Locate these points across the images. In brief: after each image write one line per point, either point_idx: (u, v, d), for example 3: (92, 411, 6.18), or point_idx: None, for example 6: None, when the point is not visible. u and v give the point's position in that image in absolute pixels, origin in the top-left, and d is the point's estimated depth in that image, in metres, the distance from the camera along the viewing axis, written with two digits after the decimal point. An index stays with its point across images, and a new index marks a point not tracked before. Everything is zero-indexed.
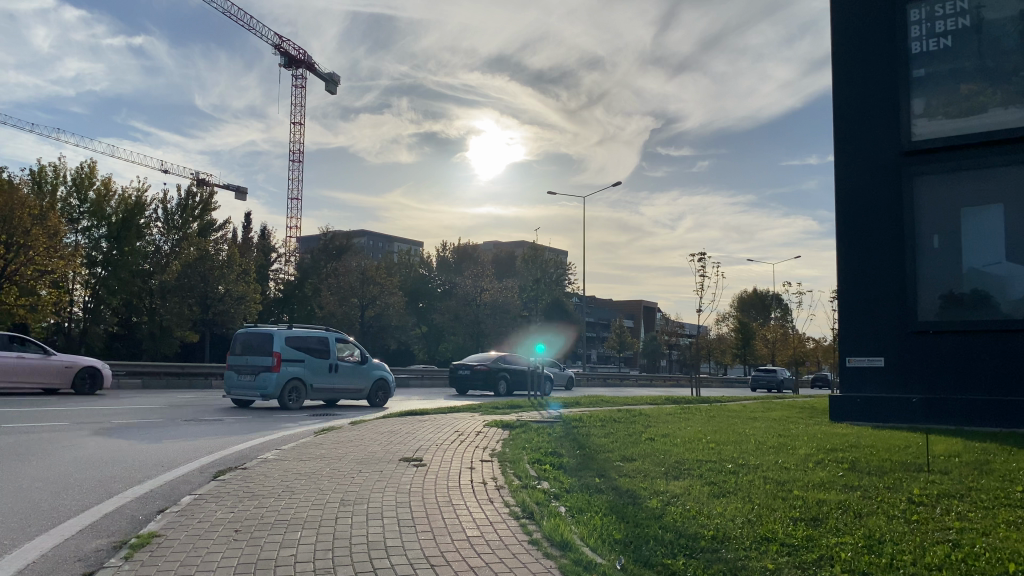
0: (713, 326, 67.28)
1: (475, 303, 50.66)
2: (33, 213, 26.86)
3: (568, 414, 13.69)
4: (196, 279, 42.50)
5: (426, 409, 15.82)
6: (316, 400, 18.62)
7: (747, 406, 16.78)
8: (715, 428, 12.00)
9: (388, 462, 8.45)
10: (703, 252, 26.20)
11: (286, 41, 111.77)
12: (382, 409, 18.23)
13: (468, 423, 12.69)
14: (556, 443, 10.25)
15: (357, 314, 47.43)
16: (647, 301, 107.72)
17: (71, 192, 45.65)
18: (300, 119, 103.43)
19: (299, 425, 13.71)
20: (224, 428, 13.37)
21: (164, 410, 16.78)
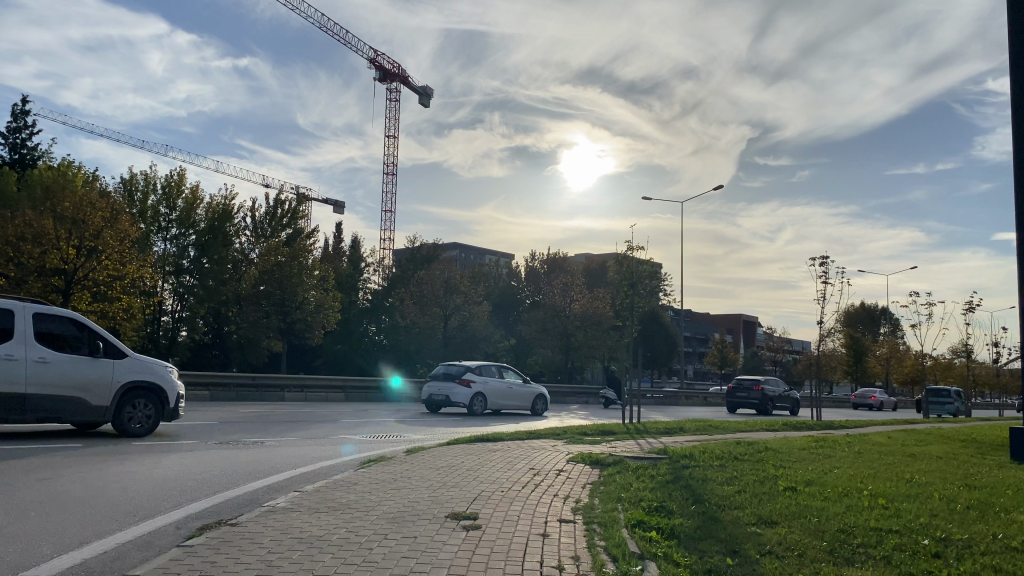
0: (821, 340, 62.72)
1: (564, 314, 48.38)
2: (104, 215, 25.70)
3: (671, 447, 11.03)
4: (274, 286, 41.55)
5: (502, 434, 13.43)
6: (382, 425, 16.57)
7: (892, 438, 13.69)
8: (869, 474, 9.14)
9: (428, 522, 6.06)
10: (824, 257, 22.98)
11: (381, 54, 112.47)
12: (452, 431, 16.00)
13: (550, 456, 10.23)
14: (662, 493, 7.65)
15: (441, 323, 46.03)
16: (747, 314, 102.77)
17: (161, 200, 45.69)
18: (393, 132, 103.55)
19: (349, 452, 11.51)
20: (262, 452, 11.31)
21: (213, 426, 14.95)
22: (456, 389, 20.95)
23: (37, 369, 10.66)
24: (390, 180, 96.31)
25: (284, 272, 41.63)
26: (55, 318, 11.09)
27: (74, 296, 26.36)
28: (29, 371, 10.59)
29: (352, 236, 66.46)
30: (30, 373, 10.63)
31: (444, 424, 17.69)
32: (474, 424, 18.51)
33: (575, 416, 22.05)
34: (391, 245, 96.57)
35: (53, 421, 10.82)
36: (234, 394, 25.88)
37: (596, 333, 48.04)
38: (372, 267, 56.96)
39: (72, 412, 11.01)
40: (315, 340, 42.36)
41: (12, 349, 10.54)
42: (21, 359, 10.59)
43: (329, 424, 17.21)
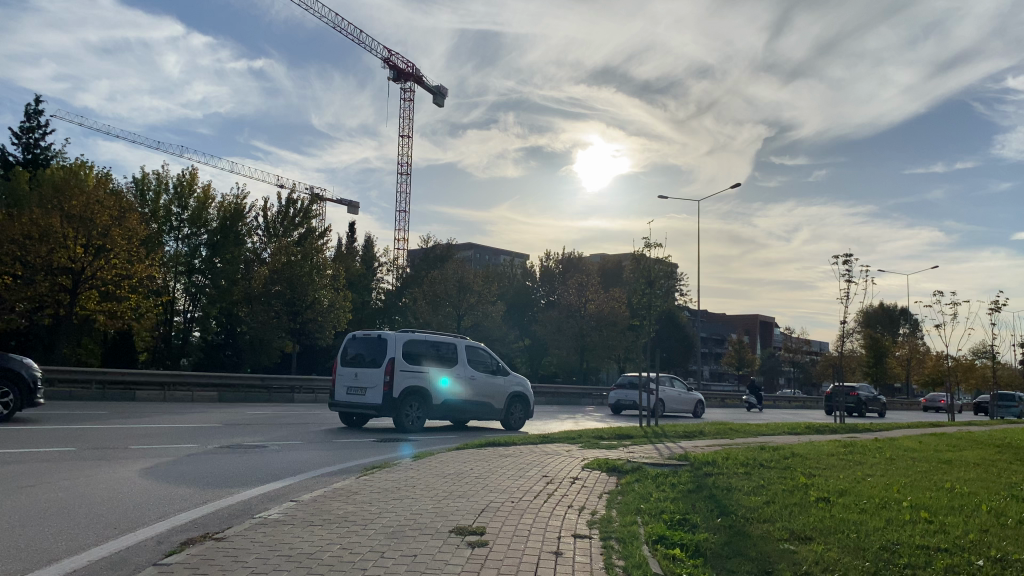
0: (841, 341, 61.78)
1: (579, 314, 47.86)
2: (112, 214, 25.45)
3: (692, 452, 10.47)
4: (285, 285, 41.21)
5: (514, 438, 12.93)
6: (391, 428, 16.07)
7: (924, 443, 13.06)
8: (905, 483, 8.54)
9: (429, 537, 5.55)
10: (848, 257, 22.32)
11: (396, 54, 112.19)
12: (464, 434, 15.51)
13: (565, 463, 9.68)
14: (685, 505, 7.09)
15: (454, 324, 45.49)
16: (764, 315, 101.72)
17: (173, 199, 45.59)
18: (408, 132, 103.29)
19: (354, 456, 11.02)
20: (264, 456, 10.85)
21: (218, 429, 14.53)
22: (642, 395, 25.71)
23: (472, 383, 15.44)
24: (403, 180, 95.98)
25: (295, 272, 41.30)
26: (421, 338, 14.89)
27: (83, 296, 26.10)
28: (468, 382, 15.34)
29: (366, 236, 66.16)
30: (470, 386, 15.38)
31: (453, 425, 17.20)
32: (486, 427, 17.99)
33: (591, 419, 21.55)
34: (406, 245, 96.22)
35: (469, 415, 15.42)
36: (242, 396, 25.48)
37: (611, 333, 47.42)
38: (385, 267, 56.55)
39: (489, 411, 15.83)
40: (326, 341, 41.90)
41: (457, 370, 15.33)
42: (462, 376, 15.36)
43: (337, 426, 16.74)
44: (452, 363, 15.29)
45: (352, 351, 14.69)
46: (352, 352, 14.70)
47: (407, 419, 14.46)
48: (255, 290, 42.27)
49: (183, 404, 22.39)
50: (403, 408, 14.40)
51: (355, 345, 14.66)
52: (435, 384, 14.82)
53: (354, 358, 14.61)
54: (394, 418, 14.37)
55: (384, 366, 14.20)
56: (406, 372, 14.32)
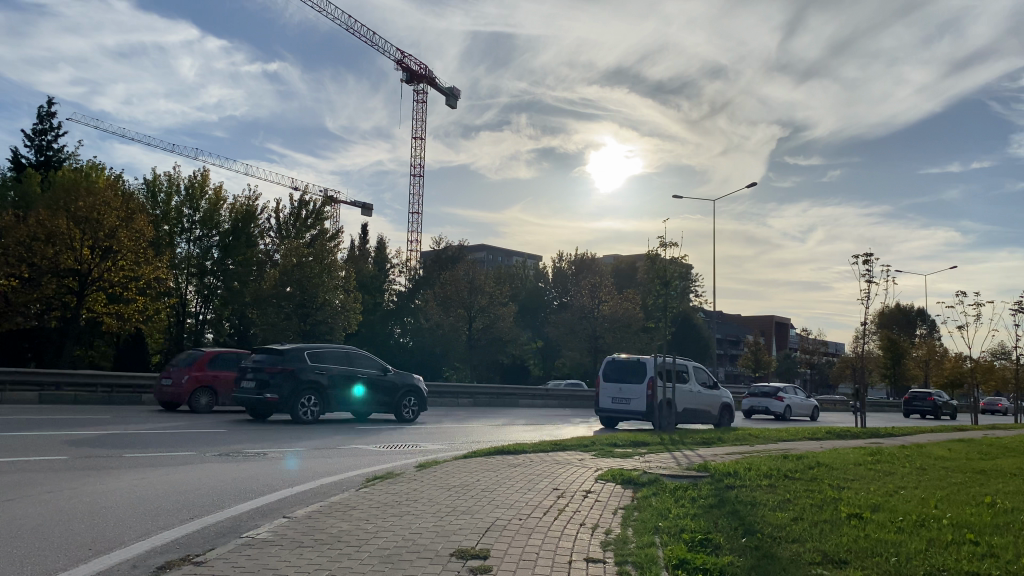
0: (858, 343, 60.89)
1: (592, 316, 47.35)
2: (119, 214, 25.15)
3: (711, 462, 9.92)
4: (294, 287, 40.88)
5: (523, 445, 12.42)
6: (398, 434, 15.59)
7: (954, 451, 12.45)
8: (941, 497, 7.98)
9: (426, 563, 5.05)
10: (870, 256, 21.72)
11: (409, 56, 112.05)
12: (471, 439, 15.01)
13: (577, 474, 9.17)
14: (706, 523, 6.56)
15: (465, 325, 45.06)
16: (779, 316, 100.85)
17: (184, 201, 45.28)
18: (421, 134, 103.08)
19: (357, 465, 10.55)
20: (262, 465, 10.40)
21: (220, 435, 14.11)
22: (772, 403, 29.36)
23: (701, 394, 19.30)
24: (416, 181, 95.72)
25: (305, 273, 41.02)
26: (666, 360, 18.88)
27: (91, 298, 25.87)
28: (699, 392, 19.79)
29: (378, 238, 65.90)
30: (698, 396, 19.30)
31: (462, 431, 16.76)
32: (495, 432, 17.50)
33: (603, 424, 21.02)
34: (418, 247, 95.98)
35: (700, 420, 19.29)
36: None
37: (625, 335, 46.86)
38: (398, 269, 56.19)
39: (704, 417, 19.39)
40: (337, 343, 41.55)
41: (689, 383, 19.23)
42: (693, 389, 19.24)
43: (343, 431, 16.29)
44: (686, 378, 19.24)
45: (616, 371, 18.83)
46: (614, 372, 18.84)
47: (662, 420, 18.37)
48: (266, 292, 41.97)
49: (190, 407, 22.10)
50: (660, 415, 18.48)
51: (619, 365, 18.82)
52: (680, 396, 18.79)
53: (618, 376, 18.78)
54: (653, 422, 18.53)
55: (646, 382, 18.31)
56: (662, 387, 18.47)
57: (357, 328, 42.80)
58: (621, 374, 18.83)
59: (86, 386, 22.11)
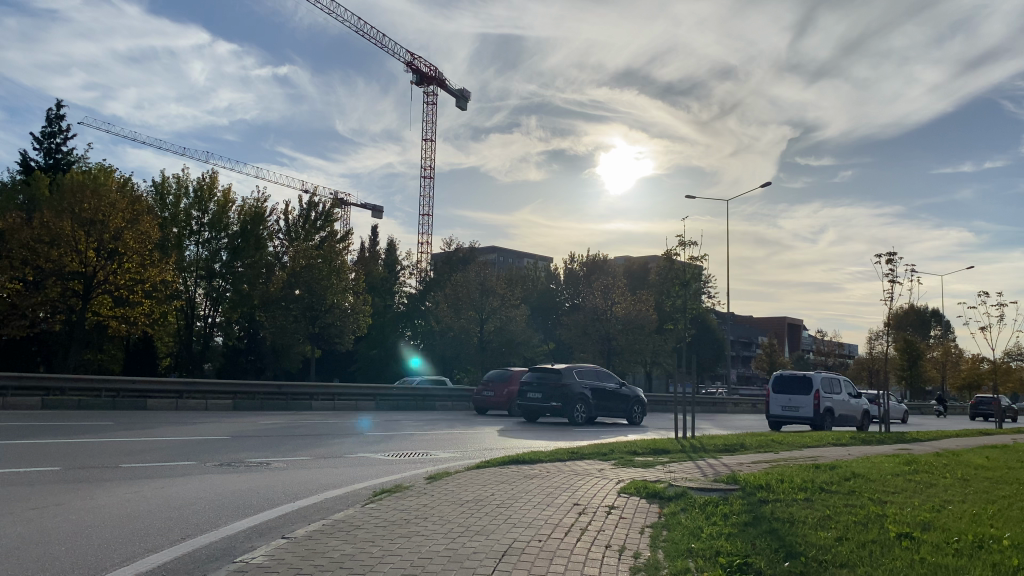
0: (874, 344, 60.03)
1: (605, 317, 46.74)
2: (125, 217, 24.78)
3: (739, 473, 9.33)
4: (303, 288, 40.43)
5: (538, 454, 11.87)
6: (408, 440, 15.09)
7: (993, 459, 11.82)
8: (994, 513, 7.37)
9: None
10: (893, 255, 21.12)
11: (419, 58, 111.70)
12: (482, 446, 14.48)
13: (598, 486, 8.62)
14: (743, 545, 5.99)
15: (476, 328, 44.57)
16: (792, 317, 99.83)
17: (193, 203, 45.06)
18: (431, 136, 102.72)
19: (365, 476, 10.03)
20: (265, 476, 9.90)
21: (224, 442, 13.64)
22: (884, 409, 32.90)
23: (846, 402, 24.12)
24: (426, 184, 95.25)
25: (314, 275, 40.56)
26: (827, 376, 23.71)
27: (97, 301, 25.54)
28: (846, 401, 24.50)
29: (388, 240, 65.51)
30: (845, 404, 24.21)
31: (474, 436, 16.24)
32: (507, 439, 16.97)
33: (619, 429, 20.44)
34: (428, 249, 95.54)
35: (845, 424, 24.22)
36: (259, 403, 24.64)
37: (638, 337, 46.24)
38: (408, 271, 55.69)
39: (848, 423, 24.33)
40: (348, 345, 41.09)
41: (839, 394, 24.02)
42: (841, 398, 24.06)
43: (351, 438, 15.79)
44: (837, 390, 23.99)
45: (787, 384, 23.54)
46: (783, 385, 23.77)
47: (828, 425, 23.15)
48: (274, 294, 41.54)
49: (196, 412, 21.67)
50: (821, 420, 23.31)
51: (785, 380, 23.72)
52: (837, 405, 23.73)
53: (787, 389, 23.51)
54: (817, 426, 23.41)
55: (814, 394, 23.15)
56: (828, 398, 23.38)
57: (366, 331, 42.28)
58: (788, 388, 23.66)
59: (91, 391, 21.75)
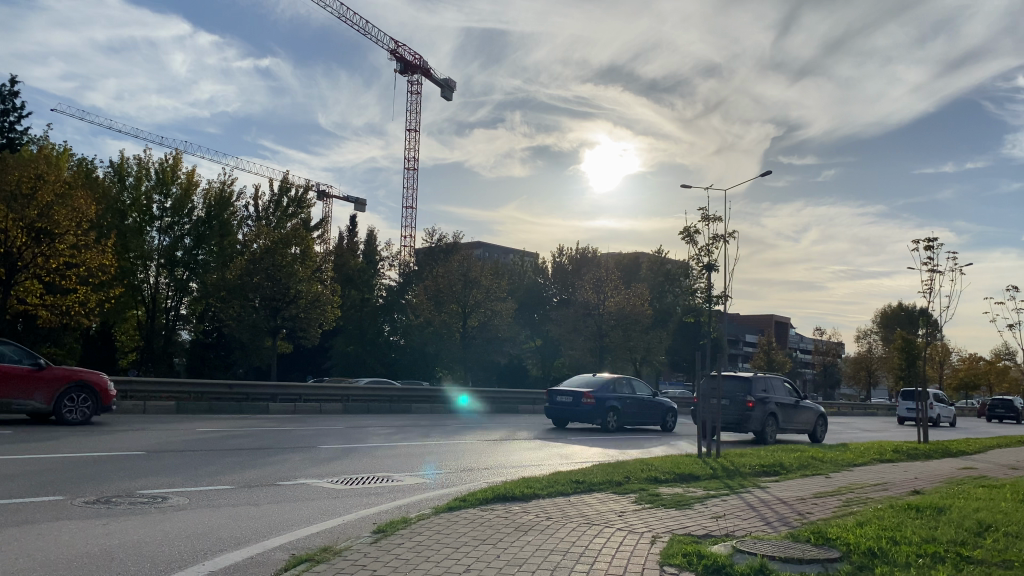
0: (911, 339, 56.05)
1: (597, 312, 44.00)
2: (55, 189, 21.67)
3: (820, 526, 6.60)
4: (262, 276, 37.15)
5: (539, 480, 9.14)
6: (370, 460, 12.25)
7: None
8: None
9: None
10: (933, 241, 18.46)
11: (404, 46, 108.16)
12: (458, 467, 11.68)
13: (629, 548, 5.87)
14: None
15: (458, 323, 41.71)
16: (779, 315, 97.79)
17: (155, 186, 41.47)
18: (415, 126, 99.30)
19: (292, 524, 7.16)
20: (142, 520, 6.98)
21: (135, 461, 10.69)
22: None
23: None
24: (410, 176, 92.12)
25: (275, 262, 37.25)
26: None
27: (23, 287, 22.30)
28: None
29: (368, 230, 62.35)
30: None
31: (451, 452, 13.50)
32: (491, 450, 14.27)
33: (622, 438, 17.82)
34: (411, 241, 92.55)
35: None
36: (206, 405, 21.40)
37: (633, 333, 43.58)
38: (388, 262, 52.57)
39: None
40: (315, 338, 37.91)
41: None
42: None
43: (305, 451, 12.98)
44: None
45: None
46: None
47: None
48: (239, 283, 38.12)
49: (128, 415, 18.48)
50: None
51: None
52: None
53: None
54: None
55: None
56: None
57: (334, 324, 39.07)
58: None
59: None
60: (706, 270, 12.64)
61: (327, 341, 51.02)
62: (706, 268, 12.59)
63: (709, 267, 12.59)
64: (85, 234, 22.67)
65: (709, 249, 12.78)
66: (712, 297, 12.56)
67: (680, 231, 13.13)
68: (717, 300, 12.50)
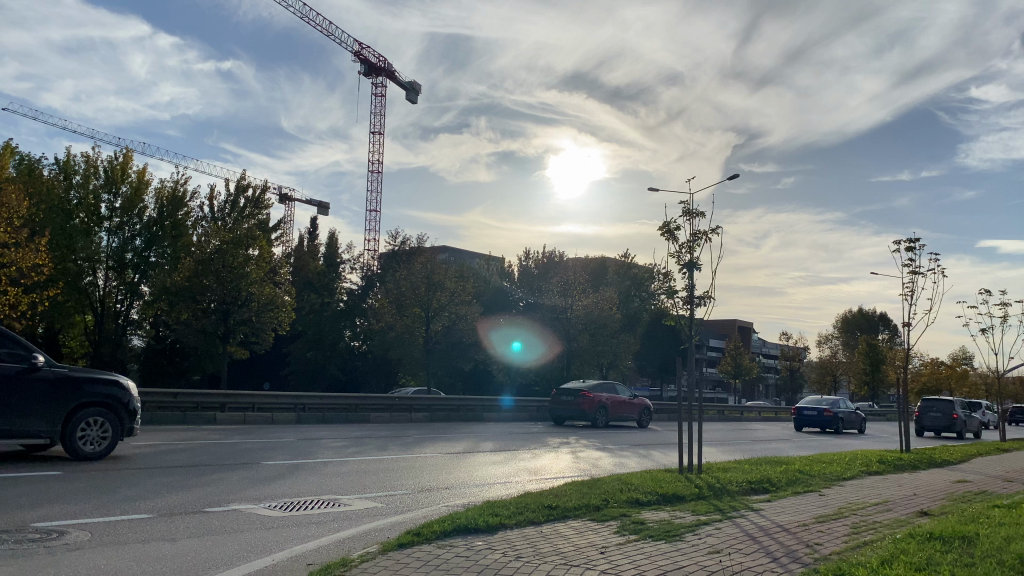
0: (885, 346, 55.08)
1: (565, 316, 43.07)
2: None
3: (837, 565, 5.59)
4: (212, 278, 35.53)
5: (508, 505, 8.03)
6: (315, 479, 11.01)
7: None
8: None
9: None
10: (916, 241, 17.68)
11: (368, 48, 106.78)
12: (415, 486, 10.55)
13: None
14: None
15: (421, 328, 40.41)
16: (742, 320, 97.81)
17: (103, 186, 39.43)
18: (380, 128, 97.76)
19: (208, 568, 5.93)
20: (20, 565, 5.72)
21: (47, 483, 9.35)
22: None
23: None
24: (374, 180, 90.58)
25: (226, 262, 35.68)
26: None
27: None
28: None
29: (329, 232, 60.87)
30: None
31: (410, 469, 12.36)
32: (453, 466, 13.13)
33: (592, 451, 16.76)
34: (373, 245, 91.05)
35: None
36: (147, 416, 19.86)
37: (602, 337, 42.76)
38: (350, 265, 51.11)
39: None
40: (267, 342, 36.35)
41: None
42: None
43: (248, 468, 11.72)
44: None
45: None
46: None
47: None
48: (189, 287, 36.30)
49: None
50: None
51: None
52: None
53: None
54: None
55: None
56: None
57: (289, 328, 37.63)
58: None
59: None
60: (687, 269, 11.64)
61: (286, 346, 49.40)
62: (688, 266, 11.60)
63: (691, 266, 11.60)
64: (14, 232, 21.02)
65: (691, 246, 11.79)
66: (694, 298, 11.57)
67: (659, 226, 12.12)
68: (699, 302, 11.51)
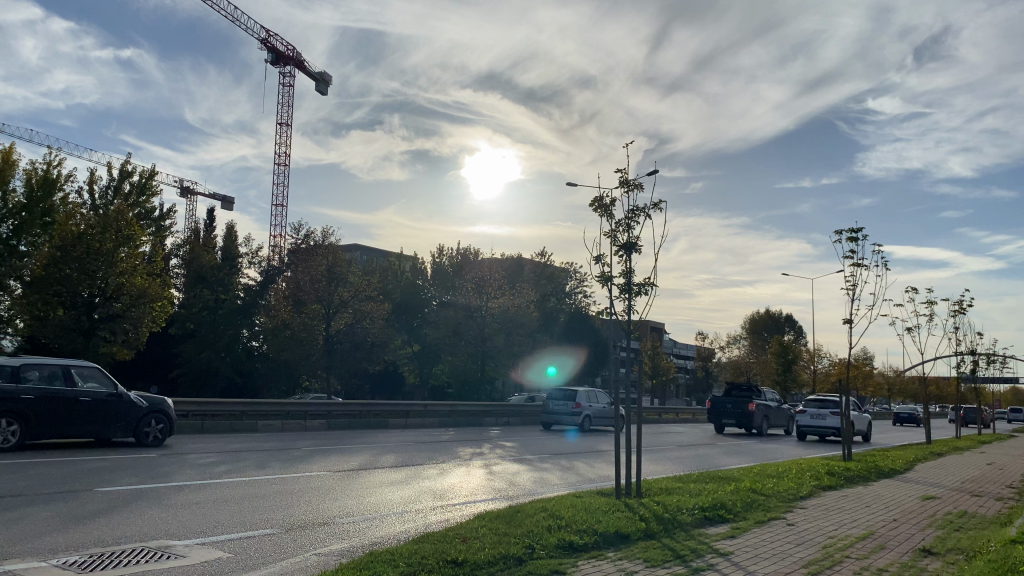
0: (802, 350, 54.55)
1: (479, 314, 40.90)
2: None
3: None
4: (69, 265, 31.81)
5: (396, 558, 5.78)
6: (155, 512, 8.50)
7: None
8: None
9: None
10: (858, 231, 16.38)
11: (275, 35, 101.66)
12: (281, 521, 8.21)
13: None
14: None
15: (321, 326, 37.67)
16: (654, 320, 97.54)
17: None
18: (287, 120, 93.08)
19: None
20: None
21: None
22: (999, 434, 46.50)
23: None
24: (281, 172, 86.14)
25: (90, 248, 31.97)
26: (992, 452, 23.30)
27: None
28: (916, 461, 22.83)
29: (227, 225, 56.88)
30: None
31: (288, 492, 10.13)
32: (342, 486, 10.88)
33: (506, 461, 14.77)
34: (276, 240, 86.62)
35: None
36: None
37: (518, 338, 40.99)
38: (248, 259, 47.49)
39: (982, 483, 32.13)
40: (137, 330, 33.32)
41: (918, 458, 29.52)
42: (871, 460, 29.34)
43: (77, 497, 9.21)
44: None
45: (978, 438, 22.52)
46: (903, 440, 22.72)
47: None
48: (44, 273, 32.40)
49: None
50: None
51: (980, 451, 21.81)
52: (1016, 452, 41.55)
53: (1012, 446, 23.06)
54: None
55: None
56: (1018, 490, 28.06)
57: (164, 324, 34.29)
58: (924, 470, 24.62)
59: None
60: (623, 251, 9.68)
61: (176, 346, 45.58)
62: (624, 247, 9.64)
63: (629, 247, 9.65)
64: None
65: (629, 223, 9.84)
66: (632, 286, 9.64)
67: (592, 200, 10.13)
68: (639, 290, 9.58)
